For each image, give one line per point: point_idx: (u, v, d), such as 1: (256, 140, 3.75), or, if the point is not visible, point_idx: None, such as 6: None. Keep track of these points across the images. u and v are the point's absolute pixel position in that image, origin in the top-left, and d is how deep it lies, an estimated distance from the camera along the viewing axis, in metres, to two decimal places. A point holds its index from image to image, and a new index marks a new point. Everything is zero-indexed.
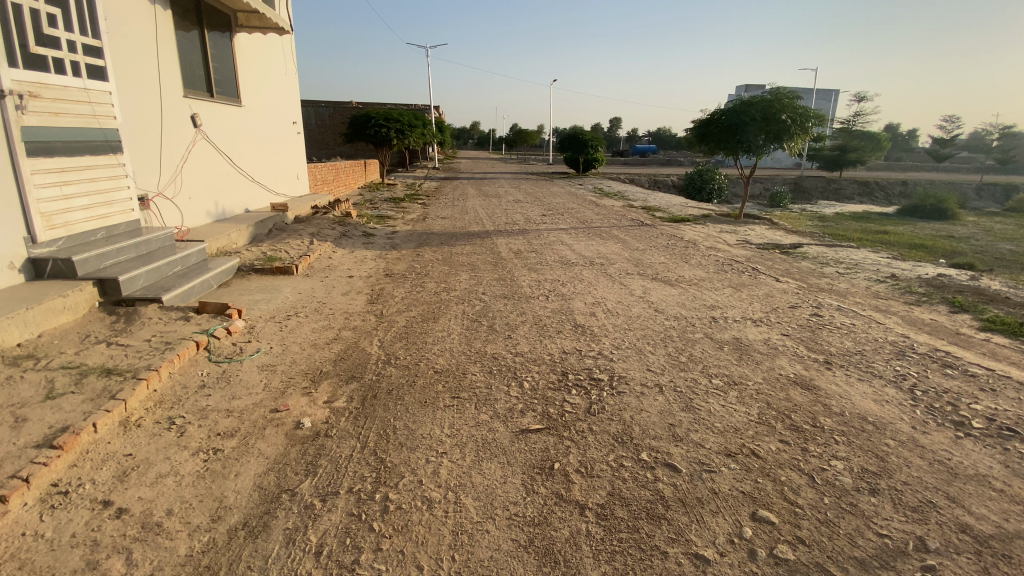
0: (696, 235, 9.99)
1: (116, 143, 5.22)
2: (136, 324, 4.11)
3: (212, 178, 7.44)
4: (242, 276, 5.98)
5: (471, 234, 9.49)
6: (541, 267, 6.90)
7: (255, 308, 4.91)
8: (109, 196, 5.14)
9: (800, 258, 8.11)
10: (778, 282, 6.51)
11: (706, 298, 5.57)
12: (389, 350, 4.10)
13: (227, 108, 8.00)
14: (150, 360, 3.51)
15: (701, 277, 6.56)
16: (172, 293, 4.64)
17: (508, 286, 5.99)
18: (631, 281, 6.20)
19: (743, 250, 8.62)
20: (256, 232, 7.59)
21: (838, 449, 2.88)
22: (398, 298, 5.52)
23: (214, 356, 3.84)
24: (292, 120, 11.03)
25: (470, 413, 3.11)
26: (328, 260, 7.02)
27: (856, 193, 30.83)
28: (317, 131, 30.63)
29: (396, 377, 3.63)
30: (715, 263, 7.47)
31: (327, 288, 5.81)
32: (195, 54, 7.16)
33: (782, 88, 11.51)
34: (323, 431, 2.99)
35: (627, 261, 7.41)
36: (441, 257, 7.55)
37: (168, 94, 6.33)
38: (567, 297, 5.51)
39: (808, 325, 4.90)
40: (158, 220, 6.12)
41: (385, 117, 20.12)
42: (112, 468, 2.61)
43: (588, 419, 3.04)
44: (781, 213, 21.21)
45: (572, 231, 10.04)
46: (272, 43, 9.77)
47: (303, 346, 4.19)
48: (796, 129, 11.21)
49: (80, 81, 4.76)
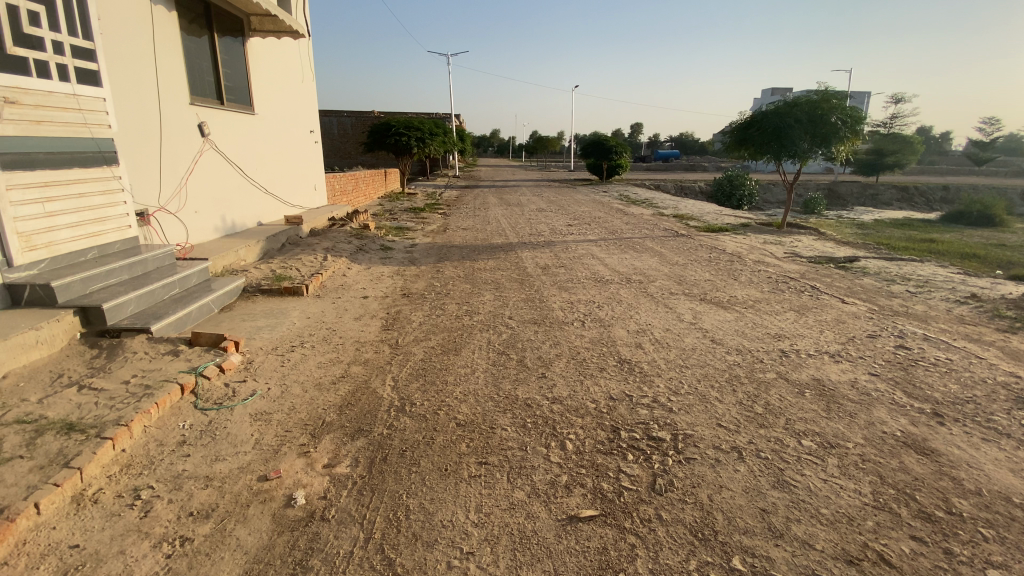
0: (738, 246, 9.20)
1: (110, 154, 4.77)
2: (117, 361, 3.60)
3: (221, 190, 7.01)
4: (247, 297, 5.47)
5: (494, 247, 8.88)
6: (573, 286, 6.25)
7: (255, 337, 4.37)
8: (100, 211, 4.68)
9: (861, 274, 7.28)
10: (845, 304, 5.72)
11: (768, 326, 4.84)
12: (404, 393, 3.47)
13: (240, 116, 7.60)
14: (123, 410, 2.97)
15: (756, 299, 5.80)
16: (164, 321, 4.12)
17: (538, 308, 5.35)
18: (677, 303, 5.50)
19: (794, 265, 7.81)
20: (267, 247, 7.13)
21: (994, 552, 2.16)
22: (416, 323, 4.93)
23: (201, 402, 3.29)
24: (309, 128, 10.64)
25: (502, 490, 2.47)
26: (342, 278, 6.48)
27: (895, 198, 29.39)
28: (339, 141, 30.61)
29: (410, 432, 3.00)
30: (767, 281, 6.69)
31: (338, 311, 5.25)
32: (204, 61, 6.77)
33: (829, 88, 10.66)
34: (319, 513, 2.38)
35: (668, 278, 6.70)
36: (463, 274, 6.95)
37: (171, 100, 5.88)
38: (607, 324, 4.84)
39: (898, 362, 4.12)
40: (159, 236, 5.67)
41: (406, 125, 19.81)
42: (51, 567, 2.04)
43: (655, 501, 2.39)
44: (818, 219, 20.10)
45: (603, 243, 9.36)
46: (289, 48, 9.42)
47: (305, 386, 3.61)
48: (845, 132, 10.36)
49: (67, 86, 4.32)
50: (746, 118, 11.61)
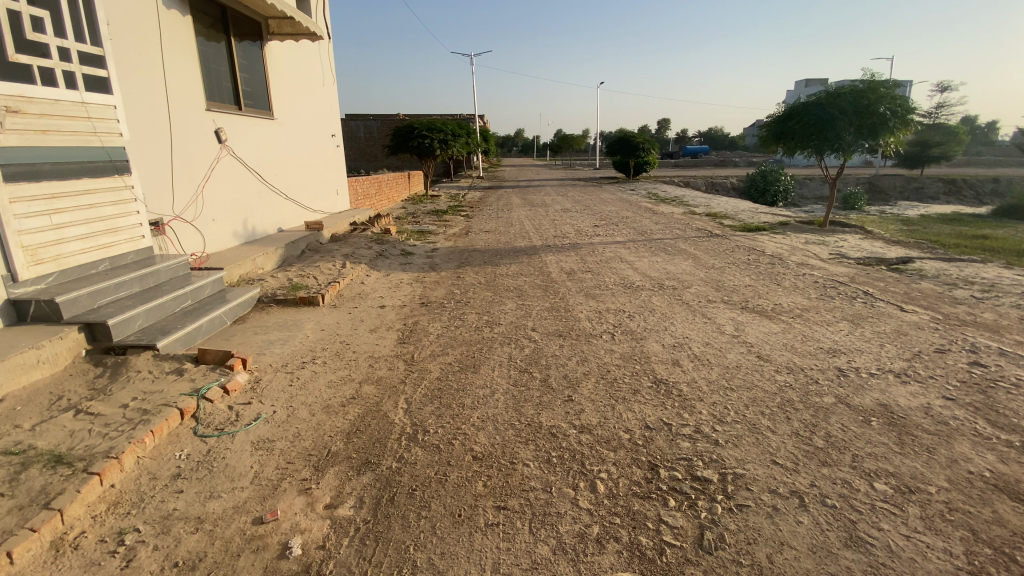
0: (778, 247, 8.63)
1: (121, 163, 4.64)
2: (119, 382, 3.42)
3: (240, 196, 6.89)
4: (262, 308, 5.29)
5: (518, 251, 8.56)
6: (602, 293, 5.88)
7: (265, 353, 4.14)
8: (112, 222, 4.55)
9: (917, 278, 6.66)
10: (905, 313, 5.18)
11: (820, 339, 4.38)
12: (417, 418, 3.17)
13: (259, 121, 7.48)
14: (116, 439, 2.77)
15: (803, 307, 5.31)
16: (172, 337, 3.94)
17: (565, 319, 5.00)
18: (716, 313, 5.06)
19: (841, 267, 7.23)
20: (286, 254, 6.97)
21: None
22: (433, 336, 4.64)
23: (201, 428, 3.07)
24: (331, 132, 10.53)
25: (523, 544, 2.15)
26: (360, 286, 6.25)
27: (942, 192, 27.79)
28: (365, 144, 30.79)
29: (422, 466, 2.70)
30: (814, 286, 6.17)
31: (353, 323, 5.01)
32: (221, 66, 6.66)
33: (876, 76, 9.99)
34: (316, 567, 2.10)
35: (704, 283, 6.25)
36: (485, 280, 6.65)
37: (184, 106, 5.76)
38: (639, 337, 4.45)
39: (975, 382, 3.60)
40: (174, 246, 5.55)
41: (429, 127, 19.63)
42: None
43: (704, 564, 2.04)
44: (860, 215, 19.10)
45: (632, 245, 8.94)
46: (308, 51, 9.29)
47: (313, 409, 3.34)
48: (895, 123, 9.63)
49: (75, 94, 4.20)
50: (784, 110, 10.97)
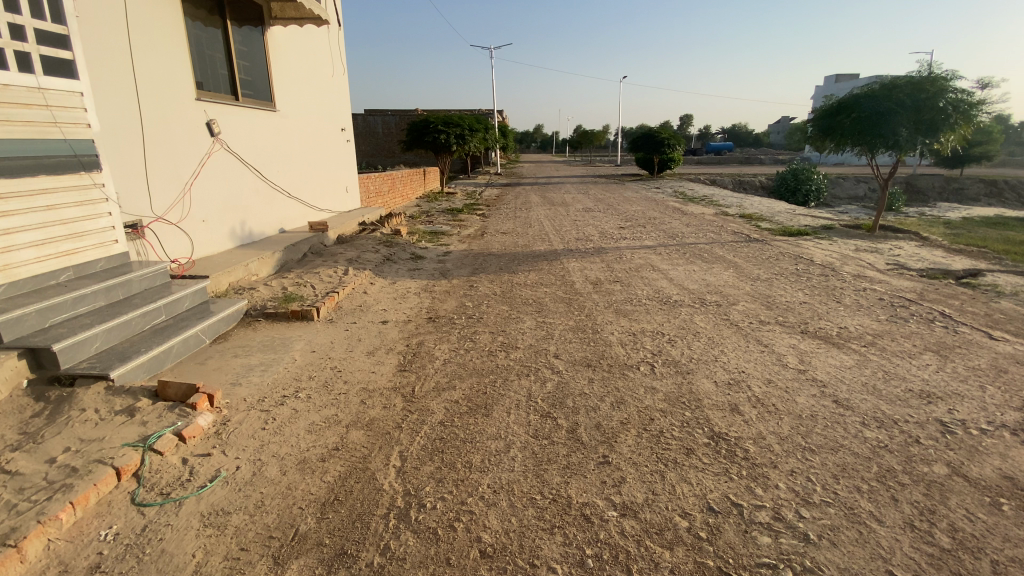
0: (827, 256, 7.77)
1: (88, 158, 4.05)
2: (55, 425, 2.82)
3: (235, 194, 6.31)
4: (249, 323, 4.69)
5: (537, 256, 7.84)
6: (634, 308, 5.17)
7: (240, 384, 3.50)
8: (76, 225, 3.95)
9: (997, 295, 5.78)
10: (999, 341, 4.34)
11: (906, 378, 3.59)
12: (412, 484, 2.50)
13: (259, 113, 6.90)
14: (24, 515, 2.15)
15: (874, 332, 4.51)
16: (131, 364, 3.33)
17: (593, 342, 4.29)
18: (773, 339, 4.30)
19: (904, 281, 6.38)
20: (284, 258, 6.38)
21: None
22: (439, 362, 3.96)
23: (142, 494, 2.44)
24: (341, 125, 9.94)
25: None
26: (361, 297, 5.62)
27: (986, 193, 26.23)
28: (382, 139, 30.38)
29: (412, 568, 2.01)
30: (880, 304, 5.36)
31: (349, 343, 4.36)
32: (216, 52, 6.09)
33: (936, 66, 9.04)
34: None
35: (752, 299, 5.47)
36: (501, 290, 5.97)
37: (166, 96, 5.18)
38: (685, 370, 3.72)
39: None
40: (156, 251, 4.98)
41: (446, 121, 18.95)
42: None
43: None
44: (900, 218, 17.93)
45: (662, 250, 8.19)
46: (315, 39, 8.67)
47: (285, 465, 2.69)
48: (959, 118, 8.66)
49: (30, 78, 3.61)
50: (831, 105, 10.02)
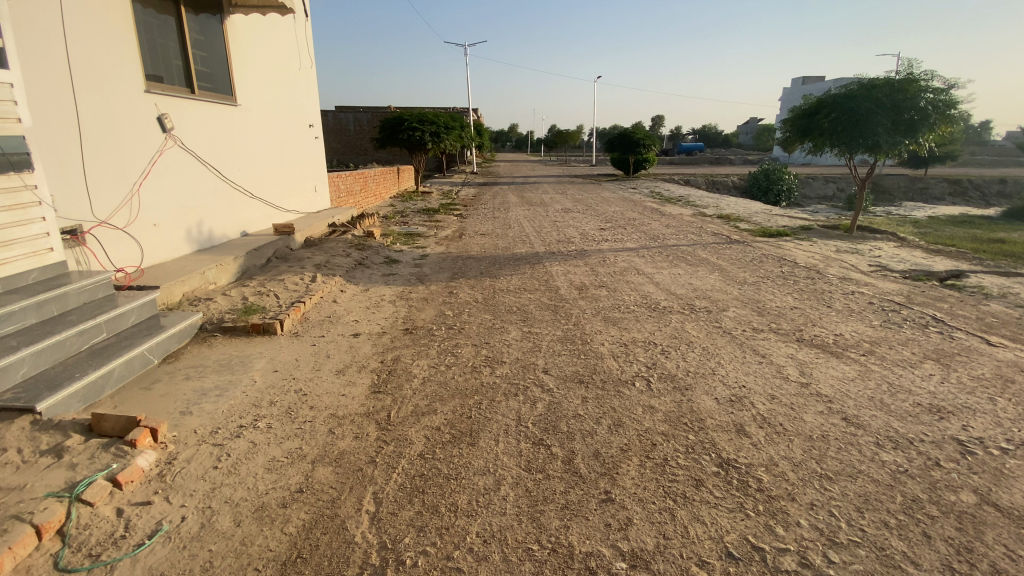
0: (810, 257, 7.72)
1: (18, 156, 3.55)
2: None
3: (191, 196, 5.82)
4: (205, 339, 4.26)
5: (519, 259, 7.54)
6: (623, 316, 4.92)
7: (191, 413, 3.09)
8: (3, 232, 3.45)
9: (982, 297, 5.76)
10: (995, 347, 4.24)
11: (913, 391, 3.42)
12: (389, 535, 2.17)
13: (218, 108, 6.40)
14: None
15: (871, 339, 4.37)
16: (62, 393, 2.88)
17: (583, 355, 4.01)
18: (770, 349, 4.11)
19: (890, 283, 6.32)
20: (245, 264, 5.91)
21: None
22: (417, 381, 3.62)
23: (68, 556, 2.04)
24: (310, 122, 9.43)
25: None
26: (330, 306, 5.22)
27: (947, 193, 27.15)
28: (355, 136, 29.62)
29: None
30: (870, 308, 5.25)
31: (317, 360, 3.98)
32: (169, 41, 5.60)
33: (911, 68, 9.13)
34: None
35: (743, 305, 5.29)
36: (482, 297, 5.64)
37: (111, 88, 4.69)
38: (684, 386, 3.47)
39: None
40: (99, 259, 4.49)
41: (420, 118, 18.47)
42: None
43: None
44: (870, 217, 18.30)
45: (645, 252, 8.02)
46: (281, 29, 8.16)
47: (240, 513, 2.31)
48: (936, 118, 8.76)
49: None
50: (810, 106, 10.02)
